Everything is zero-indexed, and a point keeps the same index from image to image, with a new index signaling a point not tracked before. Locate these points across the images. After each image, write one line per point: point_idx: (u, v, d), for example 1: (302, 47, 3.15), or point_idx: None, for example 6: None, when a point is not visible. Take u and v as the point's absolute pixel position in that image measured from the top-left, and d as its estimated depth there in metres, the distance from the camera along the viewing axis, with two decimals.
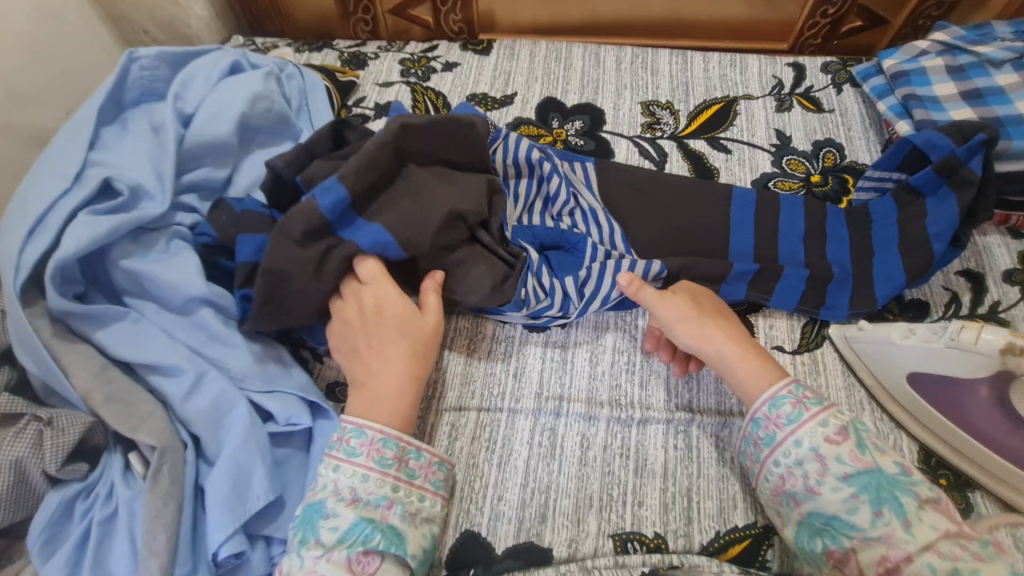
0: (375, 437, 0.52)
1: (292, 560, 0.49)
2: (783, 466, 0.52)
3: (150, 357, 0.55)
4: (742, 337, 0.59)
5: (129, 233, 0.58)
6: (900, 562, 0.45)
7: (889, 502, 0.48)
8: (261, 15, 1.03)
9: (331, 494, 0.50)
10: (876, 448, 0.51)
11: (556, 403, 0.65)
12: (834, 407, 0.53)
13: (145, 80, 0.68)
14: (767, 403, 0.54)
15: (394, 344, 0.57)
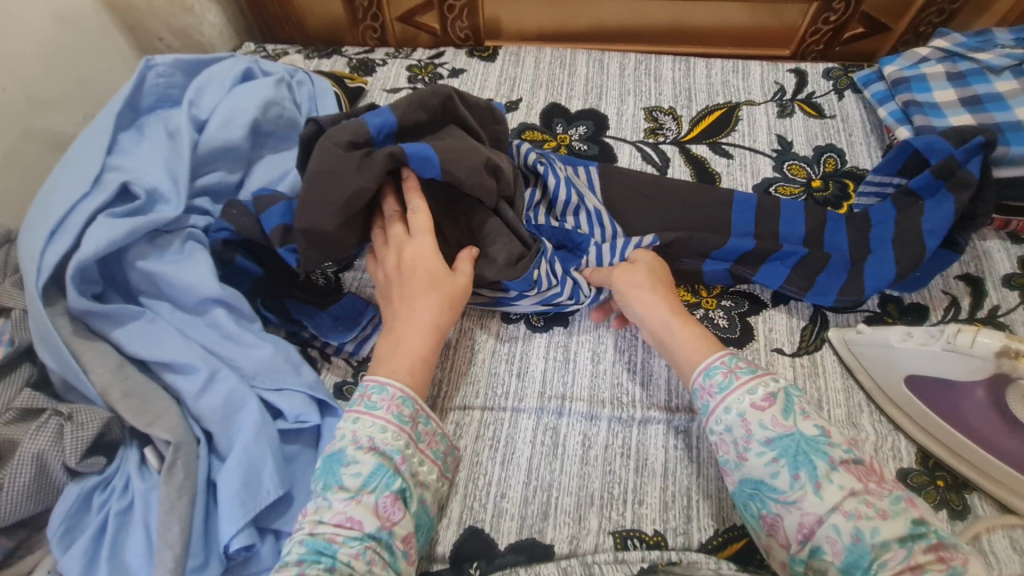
0: (395, 393, 0.55)
1: (318, 503, 0.50)
2: (716, 434, 0.53)
3: (164, 355, 0.56)
4: (682, 309, 0.63)
5: (145, 235, 0.60)
6: (812, 526, 0.46)
7: (805, 465, 0.48)
8: (272, 24, 1.05)
9: (351, 443, 0.52)
10: (800, 412, 0.51)
11: (558, 402, 0.66)
12: (765, 375, 0.54)
13: (160, 86, 0.70)
14: (709, 366, 0.56)
15: (422, 297, 0.59)
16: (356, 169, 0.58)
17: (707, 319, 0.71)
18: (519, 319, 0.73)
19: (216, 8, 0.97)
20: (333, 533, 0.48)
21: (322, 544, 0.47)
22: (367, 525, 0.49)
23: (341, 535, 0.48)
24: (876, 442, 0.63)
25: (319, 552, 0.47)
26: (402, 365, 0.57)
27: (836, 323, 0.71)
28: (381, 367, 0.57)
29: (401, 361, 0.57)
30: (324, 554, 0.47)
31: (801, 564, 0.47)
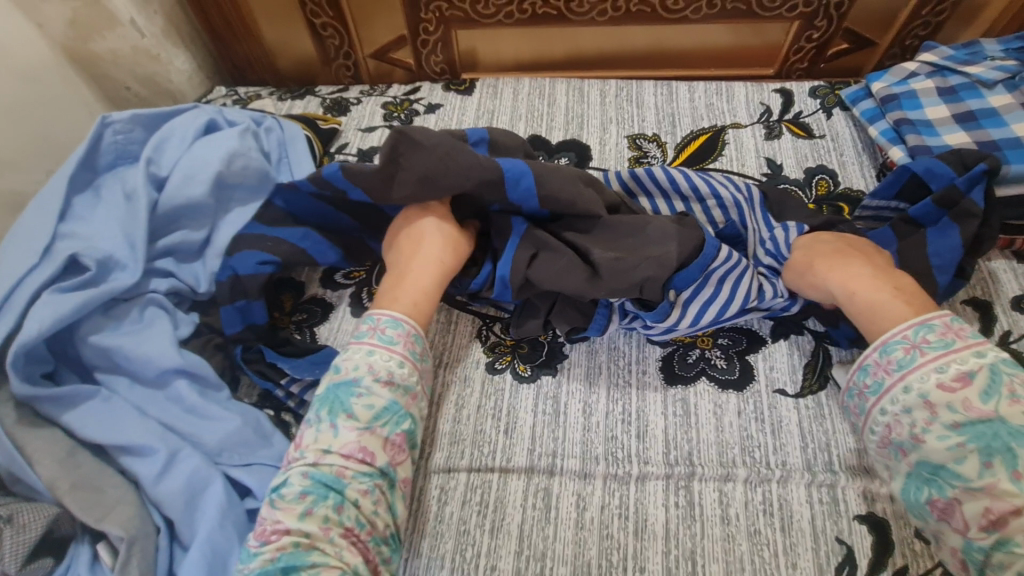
0: (410, 331, 0.57)
1: (323, 431, 0.51)
2: (889, 415, 0.52)
3: (119, 437, 0.53)
4: (882, 267, 0.59)
5: (99, 307, 0.57)
6: (1006, 514, 0.45)
7: (1003, 453, 0.47)
8: (244, 66, 1.03)
9: (369, 373, 0.53)
10: (1006, 394, 0.49)
11: (549, 460, 0.62)
12: (959, 352, 0.51)
13: (119, 143, 0.67)
14: (906, 330, 0.53)
15: (431, 238, 0.62)
16: (447, 153, 0.59)
17: (704, 360, 0.68)
18: (505, 368, 0.69)
19: (186, 53, 0.94)
20: (341, 467, 0.49)
21: (330, 479, 0.49)
22: (378, 461, 0.51)
23: (349, 470, 0.50)
24: (891, 489, 0.59)
25: (325, 482, 0.49)
26: (410, 294, 0.59)
27: (839, 358, 0.68)
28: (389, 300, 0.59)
29: (407, 292, 0.59)
30: (333, 488, 0.48)
31: (981, 551, 0.46)
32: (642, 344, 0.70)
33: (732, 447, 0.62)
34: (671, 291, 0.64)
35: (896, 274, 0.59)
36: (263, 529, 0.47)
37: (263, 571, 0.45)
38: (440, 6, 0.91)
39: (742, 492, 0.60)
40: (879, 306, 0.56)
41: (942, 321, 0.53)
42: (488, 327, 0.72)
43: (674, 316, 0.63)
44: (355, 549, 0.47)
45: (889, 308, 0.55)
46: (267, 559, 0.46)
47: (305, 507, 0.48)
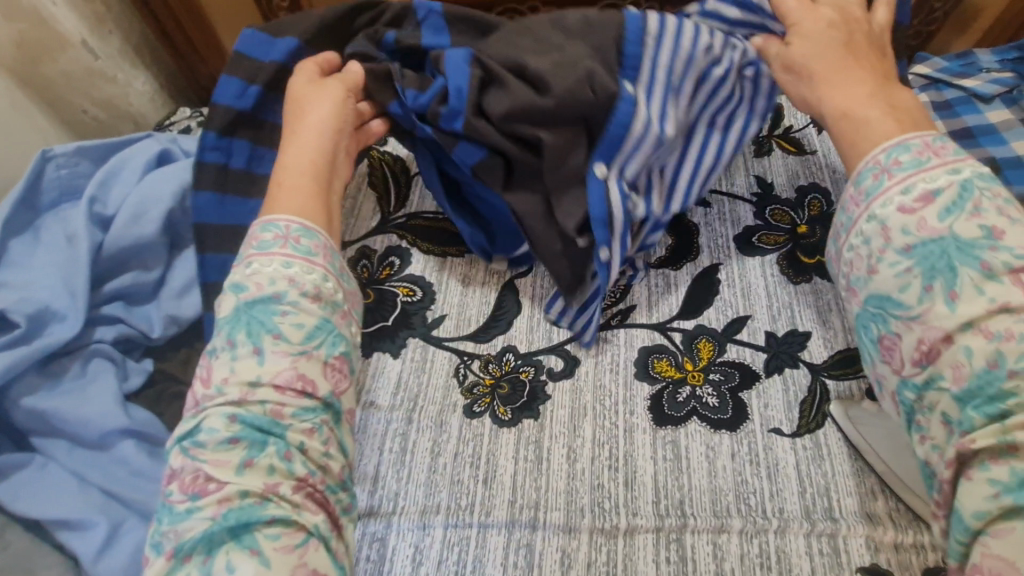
0: (327, 243, 0.52)
1: (246, 359, 0.44)
2: (854, 248, 0.48)
3: (56, 510, 0.48)
4: (865, 89, 0.54)
5: (34, 364, 0.54)
6: (937, 344, 0.42)
7: (945, 273, 0.42)
8: (212, 85, 0.96)
9: (292, 288, 0.46)
10: (969, 210, 0.44)
11: (531, 514, 0.58)
12: (929, 170, 0.46)
13: (63, 179, 0.63)
14: (879, 156, 0.49)
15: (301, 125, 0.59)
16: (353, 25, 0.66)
17: (695, 398, 0.64)
18: (484, 411, 0.64)
19: (146, 73, 0.89)
20: (275, 406, 0.43)
21: (264, 422, 0.42)
22: (320, 392, 0.45)
23: (288, 409, 0.43)
24: (896, 537, 0.56)
25: (259, 424, 0.42)
26: (296, 193, 0.54)
27: (838, 394, 0.64)
28: (273, 203, 0.53)
29: (293, 193, 0.54)
30: (270, 434, 0.42)
31: (913, 391, 0.43)
32: (630, 382, 0.66)
33: (725, 495, 0.59)
34: (623, 78, 0.61)
35: (896, 91, 0.54)
36: (191, 481, 0.41)
37: (208, 532, 0.39)
38: None
39: (737, 544, 0.56)
40: (861, 130, 0.51)
41: (921, 143, 0.48)
42: (466, 364, 0.67)
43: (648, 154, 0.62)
44: (313, 505, 0.42)
45: (874, 130, 0.51)
46: (210, 517, 0.39)
47: (242, 457, 0.41)
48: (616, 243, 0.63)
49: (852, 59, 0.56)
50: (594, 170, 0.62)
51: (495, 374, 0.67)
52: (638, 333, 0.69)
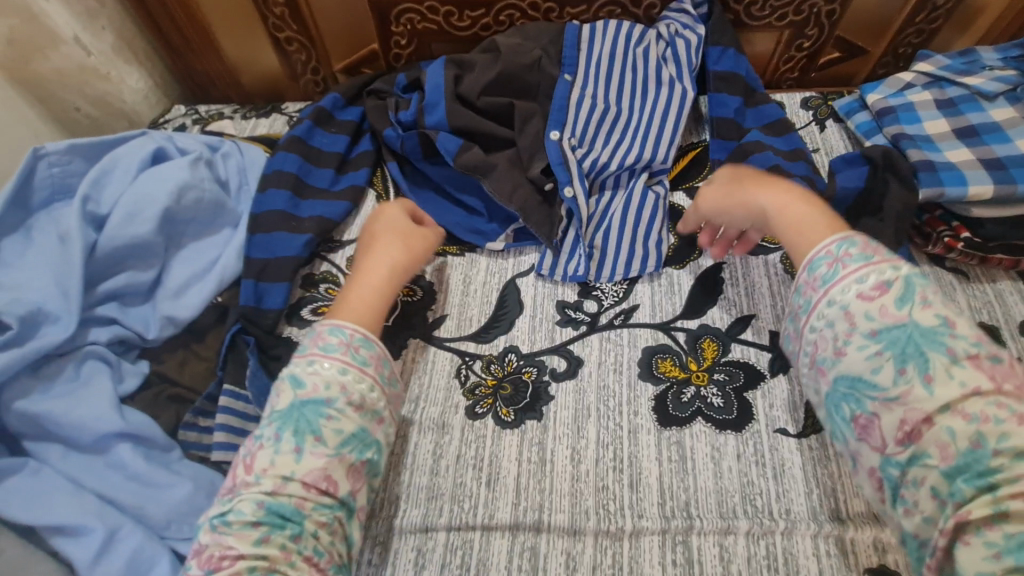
0: (381, 354, 0.54)
1: (283, 453, 0.47)
2: (816, 331, 0.50)
3: (50, 516, 0.47)
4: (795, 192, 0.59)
5: (27, 367, 0.52)
6: (919, 424, 0.42)
7: (916, 358, 0.44)
8: (205, 82, 0.95)
9: (343, 395, 0.49)
10: (920, 301, 0.46)
11: (535, 516, 0.57)
12: (884, 261, 0.49)
13: (55, 177, 0.61)
14: (829, 246, 0.51)
15: (385, 244, 0.62)
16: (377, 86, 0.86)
17: (699, 398, 0.64)
18: (487, 413, 0.63)
19: (140, 70, 0.88)
20: (300, 498, 0.46)
21: (288, 510, 0.45)
22: (339, 491, 0.47)
23: (309, 501, 0.46)
24: None
25: (284, 513, 0.45)
26: (364, 304, 0.57)
27: None
28: (339, 310, 0.56)
29: (361, 301, 0.57)
30: (290, 519, 0.45)
31: (897, 467, 0.43)
32: (633, 382, 0.65)
33: (731, 496, 0.58)
34: (565, 74, 0.77)
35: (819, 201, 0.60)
36: (208, 557, 0.43)
37: None
38: (411, 18, 0.84)
39: (744, 545, 0.55)
40: (802, 222, 0.56)
41: (862, 239, 0.51)
42: (467, 365, 0.66)
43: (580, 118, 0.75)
44: None
45: (812, 231, 0.55)
46: None
47: (261, 534, 0.44)
48: (577, 182, 0.72)
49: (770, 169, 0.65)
50: (550, 135, 0.74)
51: (497, 375, 0.66)
52: (642, 333, 0.68)
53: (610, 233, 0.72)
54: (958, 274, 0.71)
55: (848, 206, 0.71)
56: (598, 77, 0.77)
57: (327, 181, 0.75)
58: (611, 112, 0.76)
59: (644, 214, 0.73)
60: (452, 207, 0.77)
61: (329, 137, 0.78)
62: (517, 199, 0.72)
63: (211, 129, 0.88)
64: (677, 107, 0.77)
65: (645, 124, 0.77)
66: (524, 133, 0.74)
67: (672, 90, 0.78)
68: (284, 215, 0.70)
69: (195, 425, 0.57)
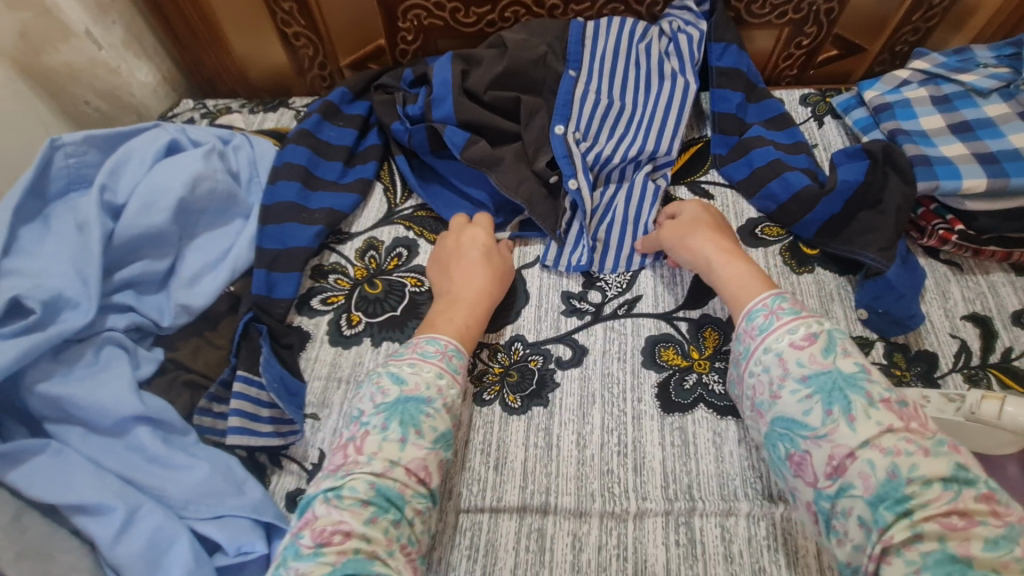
0: (469, 364, 0.58)
1: (389, 440, 0.49)
2: (755, 375, 0.53)
3: (72, 495, 0.48)
4: (731, 249, 0.65)
5: (48, 351, 0.54)
6: (844, 459, 0.44)
7: (840, 400, 0.46)
8: (212, 77, 0.96)
9: (440, 396, 0.53)
10: (842, 351, 0.50)
11: (543, 498, 0.59)
12: (810, 317, 0.53)
13: (72, 168, 0.62)
14: (766, 299, 0.56)
15: (478, 267, 0.66)
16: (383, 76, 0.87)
17: (701, 385, 0.65)
18: (494, 399, 0.65)
19: (149, 65, 0.89)
20: (403, 484, 0.48)
21: (393, 493, 0.47)
22: (432, 483, 0.50)
23: (409, 489, 0.48)
24: None
25: (390, 497, 0.46)
26: (457, 320, 0.61)
27: None
28: (432, 323, 0.60)
29: (456, 316, 0.61)
30: (394, 504, 0.46)
31: (828, 500, 0.45)
32: (637, 370, 0.67)
33: (732, 479, 0.60)
34: (570, 69, 0.78)
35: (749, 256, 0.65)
36: (320, 530, 0.44)
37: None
38: (418, 13, 0.85)
39: (744, 526, 0.57)
40: (740, 279, 0.60)
41: (792, 297, 0.56)
42: (475, 354, 0.68)
43: (585, 112, 0.77)
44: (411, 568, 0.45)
45: (749, 289, 0.59)
46: (331, 562, 0.42)
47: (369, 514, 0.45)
48: (582, 175, 0.73)
49: (720, 228, 0.69)
50: (555, 130, 0.75)
51: (504, 363, 0.67)
52: (645, 323, 0.70)
53: (615, 226, 0.74)
54: (952, 266, 0.73)
55: (848, 198, 0.72)
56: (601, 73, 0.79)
57: (336, 173, 0.77)
58: (615, 107, 0.78)
59: (645, 205, 0.75)
60: (459, 199, 0.78)
61: (337, 130, 0.80)
62: (522, 192, 0.73)
63: (219, 122, 0.89)
64: (679, 102, 0.79)
65: (648, 116, 0.78)
66: (529, 128, 0.76)
67: (675, 84, 0.80)
68: (295, 206, 0.72)
69: (210, 411, 0.59)
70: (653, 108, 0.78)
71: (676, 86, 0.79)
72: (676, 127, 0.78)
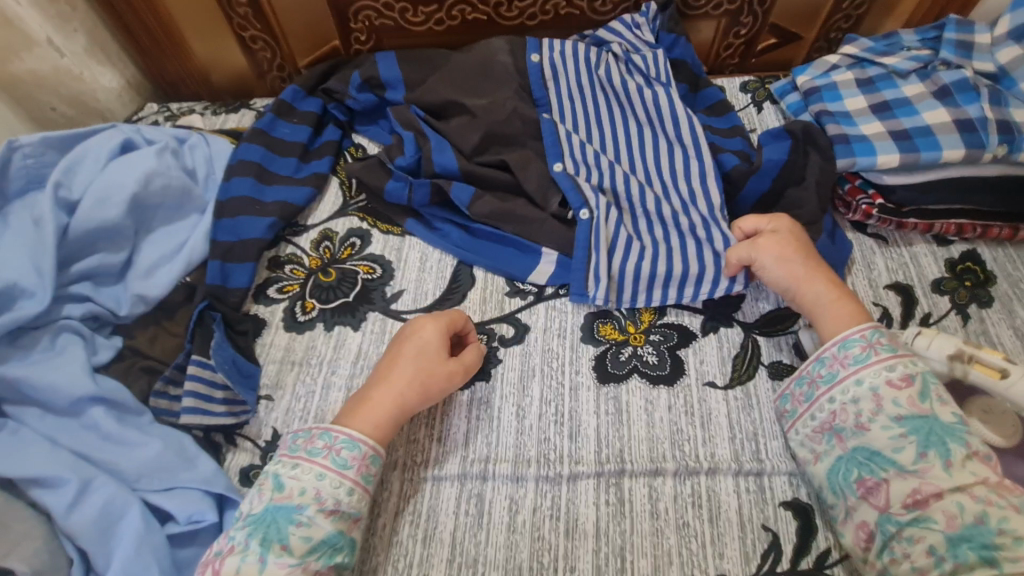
0: (367, 453, 0.55)
1: (249, 562, 0.49)
2: (837, 402, 0.57)
3: (29, 469, 0.52)
4: (837, 283, 0.63)
5: (5, 337, 0.58)
6: (930, 496, 0.50)
7: (938, 445, 0.51)
8: (175, 81, 0.99)
9: (315, 504, 0.52)
10: (937, 398, 0.54)
11: (481, 466, 0.62)
12: (906, 356, 0.56)
13: (30, 168, 0.66)
14: (864, 330, 0.58)
15: (402, 365, 0.60)
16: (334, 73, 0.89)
17: (636, 357, 0.69)
18: None
19: (113, 71, 0.93)
20: None
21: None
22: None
23: None
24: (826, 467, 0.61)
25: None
26: (369, 420, 0.57)
27: (767, 347, 0.69)
28: (346, 416, 0.57)
29: (367, 415, 0.57)
30: None
31: (895, 524, 0.50)
32: (576, 344, 0.70)
33: (662, 443, 0.63)
34: (544, 112, 0.79)
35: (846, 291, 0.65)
36: None
37: None
38: (368, 15, 0.89)
39: (671, 485, 0.61)
40: (841, 313, 0.61)
41: (886, 330, 0.59)
42: None
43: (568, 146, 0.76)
44: None
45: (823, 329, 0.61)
46: None
47: None
48: (593, 203, 0.72)
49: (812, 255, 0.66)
50: (555, 168, 0.75)
51: None
52: (586, 301, 0.73)
53: (670, 246, 0.71)
54: (879, 239, 0.77)
55: (775, 176, 0.76)
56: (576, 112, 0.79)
57: (290, 168, 0.80)
58: (604, 138, 0.79)
59: (694, 213, 0.73)
60: (492, 245, 0.76)
61: (290, 127, 0.83)
62: (548, 238, 0.74)
63: (182, 124, 0.93)
64: (669, 119, 0.80)
65: (643, 132, 0.79)
66: (528, 175, 0.76)
67: (653, 98, 0.82)
68: (249, 199, 0.75)
69: (166, 394, 0.62)
70: (639, 126, 0.80)
71: (655, 99, 0.82)
72: (680, 133, 0.79)
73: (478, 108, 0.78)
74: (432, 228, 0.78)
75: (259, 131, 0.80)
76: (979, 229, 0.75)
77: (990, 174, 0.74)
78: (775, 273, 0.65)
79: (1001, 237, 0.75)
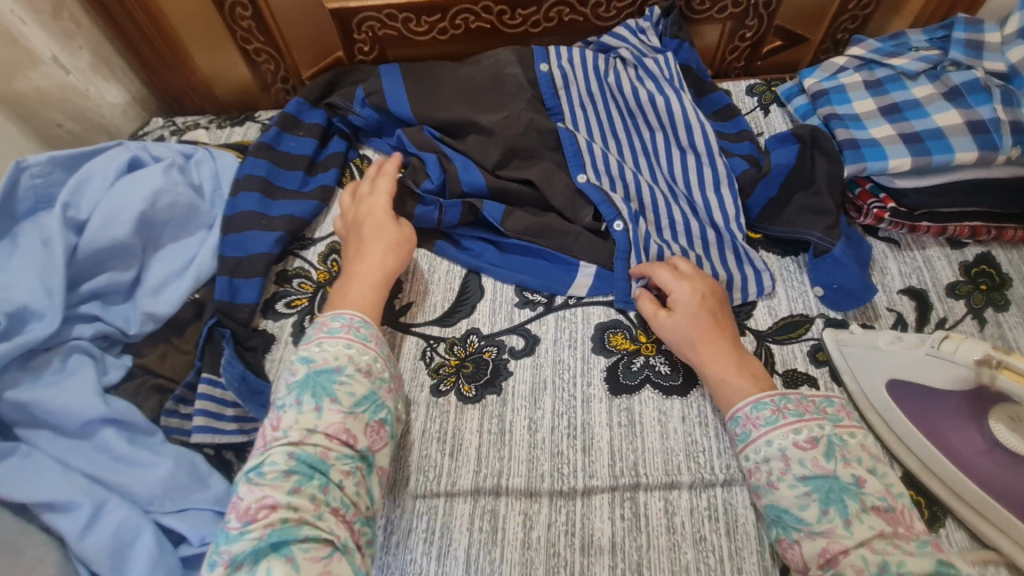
0: (378, 330, 0.61)
1: (306, 413, 0.53)
2: (752, 461, 0.55)
3: (41, 494, 0.51)
4: (734, 354, 0.62)
5: (16, 359, 0.57)
6: (838, 554, 0.47)
7: (837, 502, 0.49)
8: (180, 96, 1.00)
9: (351, 364, 0.56)
10: (841, 458, 0.52)
11: (494, 482, 0.61)
12: (814, 419, 0.55)
13: (37, 187, 0.66)
14: (767, 398, 0.57)
15: (370, 243, 0.68)
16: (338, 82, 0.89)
17: (648, 367, 0.68)
18: (449, 390, 0.67)
19: (118, 86, 0.93)
20: (325, 448, 0.51)
21: (315, 459, 0.50)
22: (359, 444, 0.53)
23: (333, 451, 0.52)
24: None
25: (310, 462, 0.50)
26: (366, 298, 0.64)
27: (782, 357, 0.67)
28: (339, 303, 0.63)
29: (362, 292, 0.64)
30: (318, 469, 0.50)
31: None
32: (587, 356, 0.69)
33: (676, 455, 0.62)
34: (559, 124, 0.79)
35: (748, 357, 0.63)
36: (247, 508, 0.48)
37: (255, 549, 0.46)
38: (372, 25, 0.89)
39: (687, 499, 0.60)
40: (733, 380, 0.60)
41: (796, 395, 0.57)
42: (432, 347, 0.70)
43: (587, 158, 0.77)
44: (342, 527, 0.49)
45: (738, 385, 0.60)
46: (257, 537, 0.46)
47: (292, 485, 0.49)
48: (626, 215, 0.73)
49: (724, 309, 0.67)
50: (578, 180, 0.76)
51: (460, 355, 0.70)
52: (595, 311, 0.73)
53: (711, 256, 0.73)
54: (891, 242, 0.76)
55: (782, 182, 0.76)
56: (591, 123, 0.80)
57: (297, 182, 0.80)
58: (625, 150, 0.80)
59: (727, 222, 0.74)
60: (524, 262, 0.75)
61: (296, 140, 0.83)
62: (581, 249, 0.74)
63: (187, 138, 0.93)
64: (686, 122, 0.79)
65: (663, 140, 0.80)
66: (554, 190, 0.75)
67: (669, 101, 0.80)
68: (256, 214, 0.74)
69: (176, 412, 0.62)
70: (658, 134, 0.80)
71: (670, 102, 0.80)
72: (702, 137, 0.78)
73: (487, 120, 0.78)
74: (461, 247, 0.77)
75: (263, 143, 0.80)
76: (993, 231, 0.74)
77: (1005, 175, 0.73)
78: (704, 362, 0.63)
79: (1016, 238, 0.75)
